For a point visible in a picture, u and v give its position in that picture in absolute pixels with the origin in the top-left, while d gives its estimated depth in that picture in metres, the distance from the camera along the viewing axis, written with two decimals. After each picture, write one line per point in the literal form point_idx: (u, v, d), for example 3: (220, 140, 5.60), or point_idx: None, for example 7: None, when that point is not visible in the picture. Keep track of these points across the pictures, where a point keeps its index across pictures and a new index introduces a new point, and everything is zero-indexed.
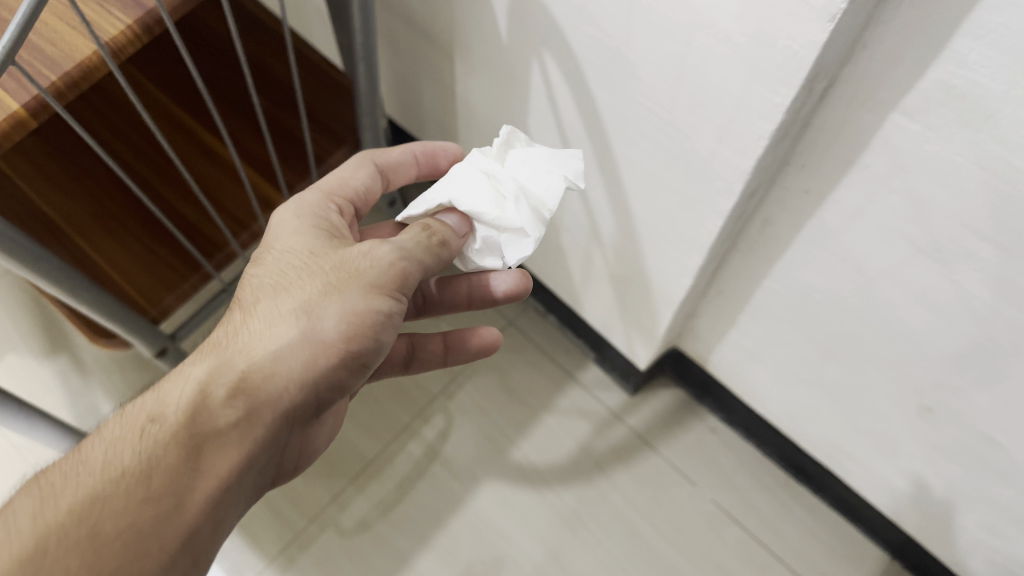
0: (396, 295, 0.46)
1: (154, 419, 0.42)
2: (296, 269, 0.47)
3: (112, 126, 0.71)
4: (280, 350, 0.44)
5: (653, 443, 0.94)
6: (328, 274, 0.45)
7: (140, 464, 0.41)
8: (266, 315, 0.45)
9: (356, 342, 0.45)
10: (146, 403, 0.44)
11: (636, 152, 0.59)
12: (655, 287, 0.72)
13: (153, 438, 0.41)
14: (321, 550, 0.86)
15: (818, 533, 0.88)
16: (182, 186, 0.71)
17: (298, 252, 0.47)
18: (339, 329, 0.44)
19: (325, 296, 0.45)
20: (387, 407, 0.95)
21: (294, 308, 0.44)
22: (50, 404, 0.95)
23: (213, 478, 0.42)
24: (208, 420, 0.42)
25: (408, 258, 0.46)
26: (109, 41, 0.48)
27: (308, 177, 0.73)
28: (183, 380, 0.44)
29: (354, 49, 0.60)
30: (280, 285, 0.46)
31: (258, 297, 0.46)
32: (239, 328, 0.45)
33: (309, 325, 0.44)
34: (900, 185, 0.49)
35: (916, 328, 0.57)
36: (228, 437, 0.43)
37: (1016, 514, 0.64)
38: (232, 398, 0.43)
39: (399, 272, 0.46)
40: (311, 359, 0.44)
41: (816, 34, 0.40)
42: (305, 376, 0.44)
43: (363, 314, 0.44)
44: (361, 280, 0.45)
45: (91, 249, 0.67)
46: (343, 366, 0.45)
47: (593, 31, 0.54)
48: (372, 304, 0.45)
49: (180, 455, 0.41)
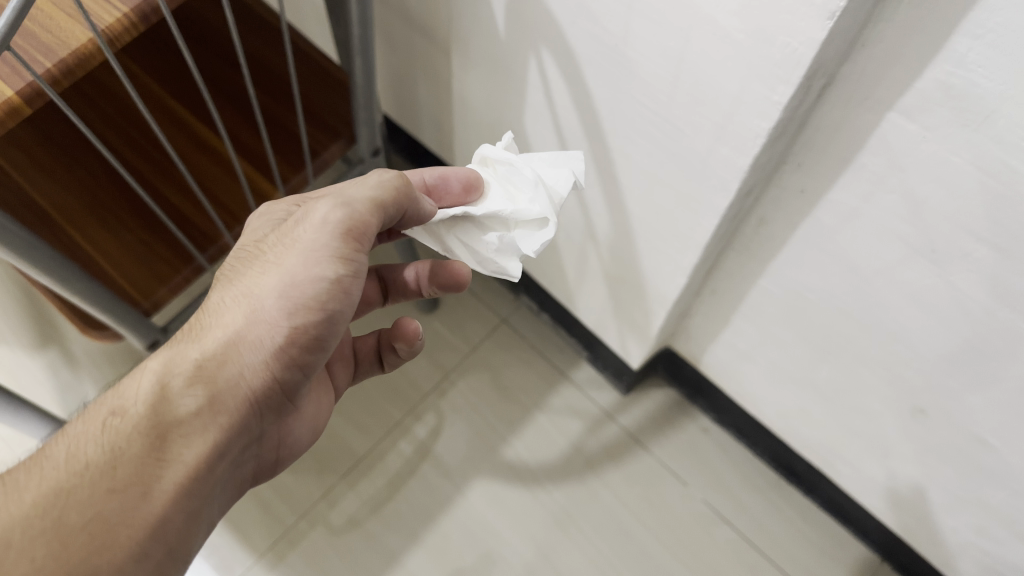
0: (343, 257, 0.43)
1: (114, 412, 0.42)
2: (244, 255, 0.45)
3: (106, 116, 0.70)
4: (234, 335, 0.43)
5: (643, 443, 0.93)
6: (271, 252, 0.44)
7: (103, 456, 0.41)
8: (219, 303, 0.44)
9: (305, 315, 0.43)
10: (106, 399, 0.43)
11: (633, 149, 0.59)
12: (649, 285, 0.72)
13: (113, 429, 0.41)
14: (310, 547, 0.85)
15: (808, 534, 0.88)
16: (176, 178, 0.70)
17: (247, 241, 0.46)
18: (284, 304, 0.42)
19: (268, 273, 0.43)
20: (377, 405, 0.94)
21: (242, 292, 0.43)
22: (39, 397, 0.95)
23: (179, 469, 0.42)
24: (167, 409, 0.42)
25: (351, 212, 0.43)
26: (105, 28, 0.47)
27: (302, 171, 0.72)
28: (142, 374, 0.43)
29: (351, 41, 0.60)
30: (232, 273, 0.45)
31: (214, 286, 0.46)
32: (198, 321, 0.45)
33: (256, 306, 0.43)
34: (896, 185, 0.49)
35: (910, 329, 0.57)
36: (191, 425, 0.42)
37: (1007, 515, 0.64)
38: (191, 386, 0.42)
39: (340, 231, 0.43)
40: (263, 339, 0.43)
41: (816, 32, 0.40)
42: (262, 359, 0.43)
43: (305, 283, 0.42)
44: (300, 250, 0.43)
45: (84, 240, 0.66)
46: (297, 343, 0.43)
47: (592, 27, 0.53)
48: (313, 269, 0.42)
49: (142, 445, 0.41)
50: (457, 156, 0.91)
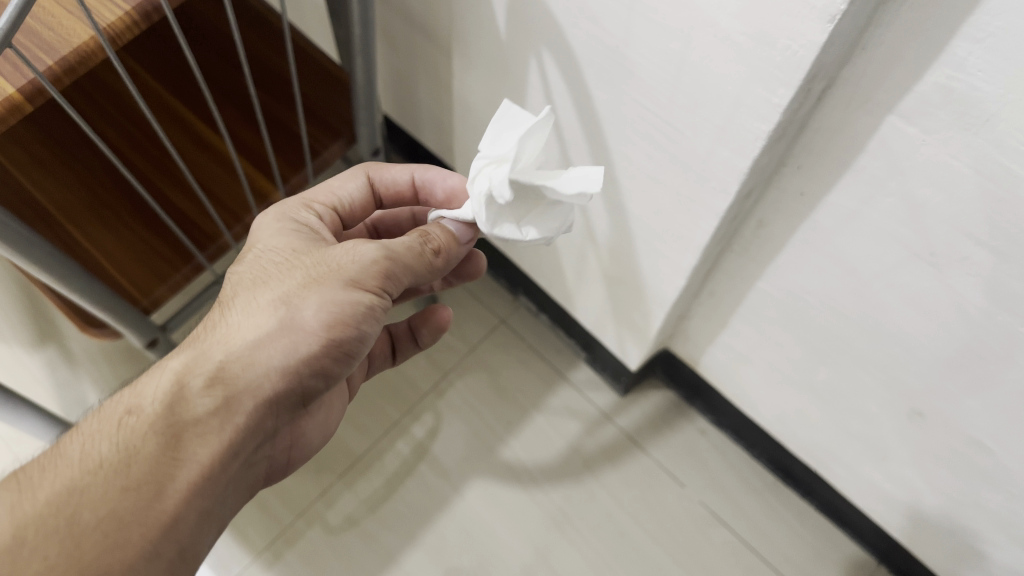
0: (379, 290, 0.45)
1: (132, 411, 0.42)
2: (277, 263, 0.46)
3: (105, 113, 0.70)
4: (259, 338, 0.43)
5: (641, 444, 0.93)
6: (310, 267, 0.45)
7: (118, 454, 0.41)
8: (244, 308, 0.44)
9: (338, 328, 0.44)
10: (124, 398, 0.44)
11: (634, 151, 0.59)
12: (648, 287, 0.72)
13: (130, 428, 0.41)
14: (308, 546, 0.85)
15: (806, 537, 0.88)
16: (176, 176, 0.70)
17: (282, 250, 0.47)
18: (319, 318, 0.43)
19: (305, 288, 0.44)
20: (376, 405, 0.94)
21: (272, 299, 0.44)
22: (37, 395, 0.95)
23: (194, 468, 0.42)
24: (186, 409, 0.42)
25: (395, 257, 0.45)
26: (107, 27, 0.47)
27: (302, 170, 0.72)
28: (160, 373, 0.43)
29: (352, 41, 0.60)
30: (260, 277, 0.46)
31: (237, 290, 0.46)
32: (218, 321, 0.45)
33: (287, 314, 0.43)
34: (896, 188, 0.49)
35: (908, 332, 0.57)
36: (207, 426, 0.42)
37: (1004, 518, 0.64)
38: (210, 387, 0.42)
39: (382, 267, 0.45)
40: (289, 346, 0.43)
41: (817, 34, 0.40)
42: (286, 363, 0.43)
43: (343, 304, 0.43)
44: (341, 273, 0.44)
45: (83, 237, 0.65)
46: (327, 354, 0.44)
47: (593, 29, 0.53)
48: (353, 296, 0.44)
49: (159, 444, 0.41)
50: (456, 156, 0.91)
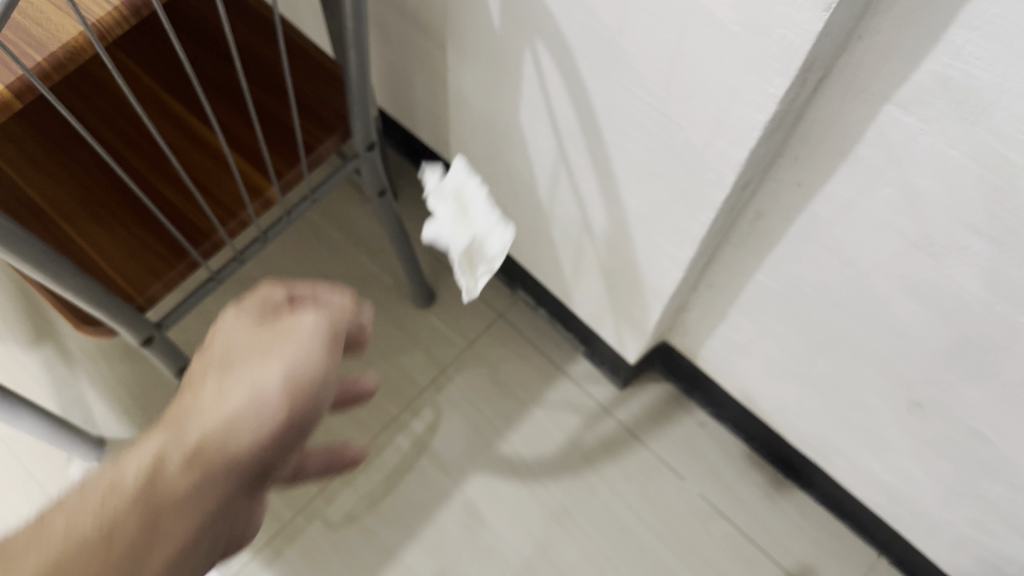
0: (338, 355, 0.47)
1: (99, 494, 0.40)
2: (234, 349, 0.47)
3: (96, 108, 0.67)
4: (231, 414, 0.43)
5: (641, 437, 0.93)
6: (268, 339, 0.46)
7: (90, 532, 0.38)
8: (211, 387, 0.45)
9: (306, 392, 0.45)
10: (84, 484, 0.41)
11: (630, 143, 0.59)
12: (646, 280, 0.72)
13: (100, 507, 0.39)
14: (308, 541, 0.86)
15: (806, 529, 0.88)
16: (168, 171, 0.66)
17: (233, 338, 0.48)
18: (290, 384, 0.45)
19: (267, 359, 0.45)
20: (376, 401, 0.94)
21: (239, 375, 0.45)
22: (35, 394, 0.95)
23: (170, 544, 0.40)
24: (162, 488, 0.41)
25: (338, 327, 0.48)
26: (96, 22, 0.46)
27: (297, 166, 0.69)
28: (129, 456, 0.42)
29: (345, 34, 0.58)
30: (219, 364, 0.46)
31: (197, 383, 0.46)
32: (182, 406, 0.45)
33: (256, 383, 0.44)
34: (894, 178, 0.49)
35: (907, 323, 0.57)
36: (184, 503, 0.41)
37: (1003, 508, 0.64)
38: (186, 465, 0.42)
39: (335, 346, 0.47)
40: (264, 413, 0.44)
41: (813, 23, 0.39)
42: (259, 431, 0.43)
43: (308, 370, 0.45)
44: (301, 342, 0.46)
45: (78, 236, 0.63)
46: (295, 419, 0.45)
47: (587, 20, 0.52)
48: (316, 357, 0.46)
49: (135, 523, 0.39)
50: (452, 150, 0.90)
